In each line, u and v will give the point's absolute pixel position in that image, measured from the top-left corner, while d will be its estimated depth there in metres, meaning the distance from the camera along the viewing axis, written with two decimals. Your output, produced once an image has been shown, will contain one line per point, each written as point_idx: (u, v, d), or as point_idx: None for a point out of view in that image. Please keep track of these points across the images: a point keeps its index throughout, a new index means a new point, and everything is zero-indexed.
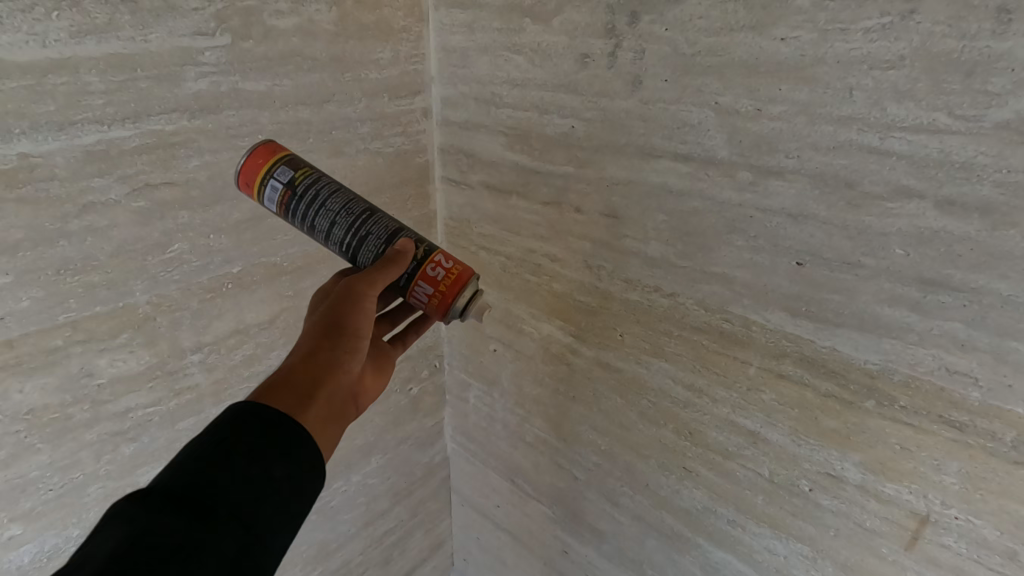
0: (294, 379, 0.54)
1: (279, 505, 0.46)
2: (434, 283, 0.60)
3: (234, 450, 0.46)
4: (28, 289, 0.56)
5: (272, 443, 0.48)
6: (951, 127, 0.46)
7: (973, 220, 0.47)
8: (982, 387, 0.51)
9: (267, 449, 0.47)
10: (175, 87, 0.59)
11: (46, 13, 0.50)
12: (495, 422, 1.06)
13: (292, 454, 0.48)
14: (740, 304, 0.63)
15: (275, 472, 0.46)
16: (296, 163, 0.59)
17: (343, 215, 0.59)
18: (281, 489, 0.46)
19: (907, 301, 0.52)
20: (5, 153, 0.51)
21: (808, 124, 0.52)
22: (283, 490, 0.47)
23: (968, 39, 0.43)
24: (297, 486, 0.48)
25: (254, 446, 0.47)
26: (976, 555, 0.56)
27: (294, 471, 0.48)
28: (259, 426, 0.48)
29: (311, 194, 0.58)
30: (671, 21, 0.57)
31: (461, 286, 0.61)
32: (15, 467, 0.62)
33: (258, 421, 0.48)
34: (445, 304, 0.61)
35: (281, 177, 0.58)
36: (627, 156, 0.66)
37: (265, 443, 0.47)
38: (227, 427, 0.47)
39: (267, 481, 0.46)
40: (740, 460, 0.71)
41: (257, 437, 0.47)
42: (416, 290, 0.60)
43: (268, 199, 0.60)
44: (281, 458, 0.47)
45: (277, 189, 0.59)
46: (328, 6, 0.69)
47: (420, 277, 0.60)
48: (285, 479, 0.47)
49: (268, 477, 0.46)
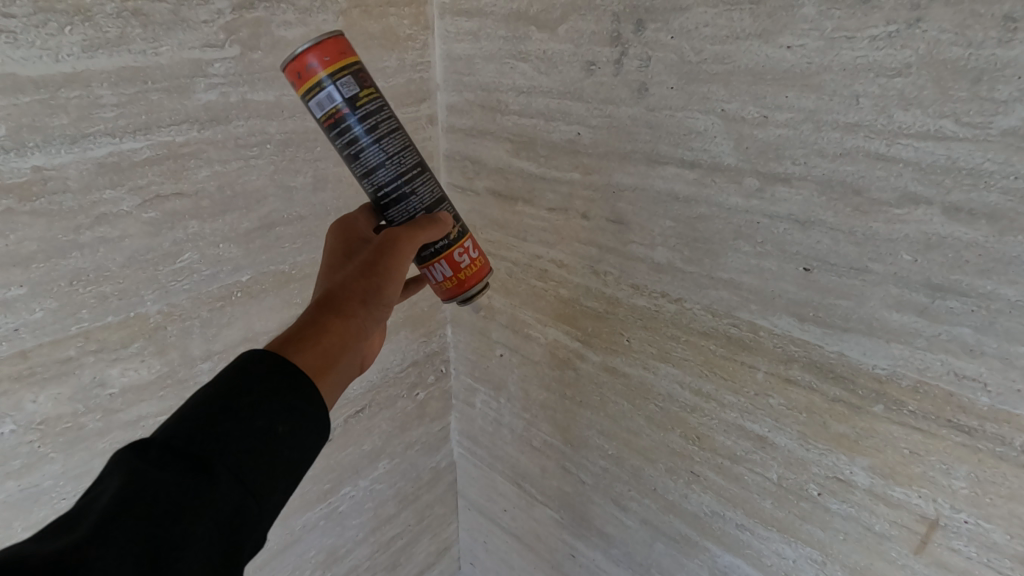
0: (326, 341, 0.50)
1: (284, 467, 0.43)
2: (455, 269, 0.63)
3: (233, 410, 0.42)
4: (41, 301, 0.57)
5: (279, 398, 0.44)
6: (958, 134, 0.46)
7: (980, 227, 0.47)
8: (991, 392, 0.51)
9: (273, 402, 0.44)
10: (185, 98, 0.60)
11: (60, 28, 0.51)
12: (501, 426, 1.06)
13: (298, 415, 0.45)
14: (747, 309, 0.63)
15: (278, 430, 0.43)
16: (363, 80, 0.54)
17: (394, 159, 0.57)
18: (285, 450, 0.43)
19: (914, 307, 0.52)
20: (19, 166, 0.52)
21: (814, 131, 0.52)
22: (289, 452, 0.43)
23: (974, 47, 0.44)
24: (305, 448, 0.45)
25: (258, 405, 0.43)
26: (986, 558, 0.57)
27: (298, 431, 0.44)
28: (264, 383, 0.44)
29: (370, 124, 0.54)
30: (677, 29, 0.58)
31: (478, 277, 0.65)
32: (28, 476, 0.63)
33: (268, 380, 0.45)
34: (456, 291, 0.64)
35: (343, 91, 0.52)
36: (633, 163, 0.66)
37: (273, 402, 0.44)
38: (230, 380, 0.44)
39: (271, 442, 0.42)
40: (748, 464, 0.71)
41: (262, 396, 0.44)
42: (443, 268, 0.62)
43: (321, 100, 0.52)
44: (287, 418, 0.44)
45: (335, 102, 0.52)
46: (335, 16, 0.70)
47: (443, 258, 0.62)
48: (290, 435, 0.44)
49: (270, 432, 0.43)
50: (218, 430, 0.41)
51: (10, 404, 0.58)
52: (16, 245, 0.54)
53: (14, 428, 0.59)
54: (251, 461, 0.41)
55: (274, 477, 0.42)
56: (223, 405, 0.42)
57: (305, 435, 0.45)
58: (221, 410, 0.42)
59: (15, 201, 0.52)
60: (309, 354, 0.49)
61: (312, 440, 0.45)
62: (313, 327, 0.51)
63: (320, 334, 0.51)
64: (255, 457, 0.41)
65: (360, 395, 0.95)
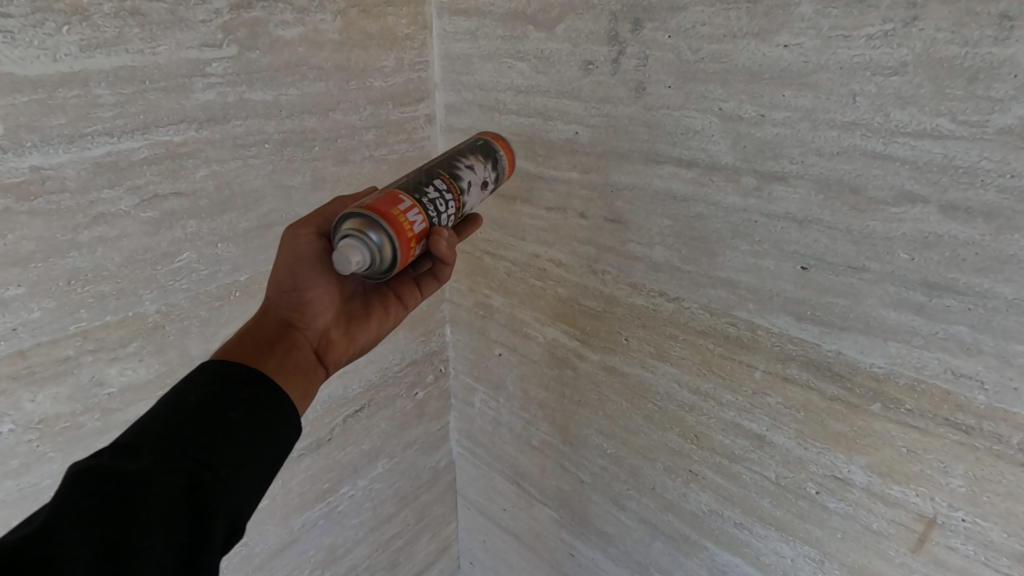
0: (246, 342, 0.54)
1: (246, 451, 0.45)
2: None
3: (184, 405, 0.44)
4: (39, 301, 0.57)
5: (227, 388, 0.47)
6: (954, 132, 0.46)
7: (977, 225, 0.47)
8: (987, 390, 0.51)
9: (223, 392, 0.46)
10: (183, 98, 0.60)
11: (57, 28, 0.51)
12: (500, 426, 1.06)
13: (250, 402, 0.47)
14: (745, 308, 0.63)
15: (234, 415, 0.45)
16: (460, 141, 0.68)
17: None
18: (243, 435, 0.45)
19: (911, 305, 0.52)
20: (17, 166, 0.52)
21: (811, 130, 0.52)
22: (248, 434, 0.45)
23: (970, 45, 0.44)
24: (265, 432, 0.47)
25: (208, 398, 0.45)
26: (983, 556, 0.57)
27: (252, 415, 0.46)
28: (211, 380, 0.47)
29: None
30: (673, 28, 0.58)
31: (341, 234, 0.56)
32: (27, 476, 0.63)
33: (213, 377, 0.47)
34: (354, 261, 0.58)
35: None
36: (631, 162, 0.66)
37: (222, 394, 0.46)
38: (179, 384, 0.46)
39: (227, 429, 0.44)
40: (746, 463, 0.71)
41: (209, 390, 0.46)
42: None
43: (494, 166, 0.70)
44: (238, 406, 0.46)
45: None
46: (333, 16, 0.70)
47: None
48: (247, 418, 0.46)
49: (226, 417, 0.45)
50: (173, 423, 0.43)
51: (8, 403, 0.58)
52: (15, 244, 0.54)
53: (12, 427, 0.59)
54: (207, 446, 0.43)
55: (235, 461, 0.44)
56: (174, 404, 0.44)
57: (262, 421, 0.47)
58: (175, 407, 0.44)
59: (13, 200, 0.52)
60: (230, 350, 0.52)
61: (273, 427, 0.47)
62: (239, 335, 0.55)
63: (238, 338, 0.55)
64: (212, 442, 0.43)
65: (359, 395, 0.95)
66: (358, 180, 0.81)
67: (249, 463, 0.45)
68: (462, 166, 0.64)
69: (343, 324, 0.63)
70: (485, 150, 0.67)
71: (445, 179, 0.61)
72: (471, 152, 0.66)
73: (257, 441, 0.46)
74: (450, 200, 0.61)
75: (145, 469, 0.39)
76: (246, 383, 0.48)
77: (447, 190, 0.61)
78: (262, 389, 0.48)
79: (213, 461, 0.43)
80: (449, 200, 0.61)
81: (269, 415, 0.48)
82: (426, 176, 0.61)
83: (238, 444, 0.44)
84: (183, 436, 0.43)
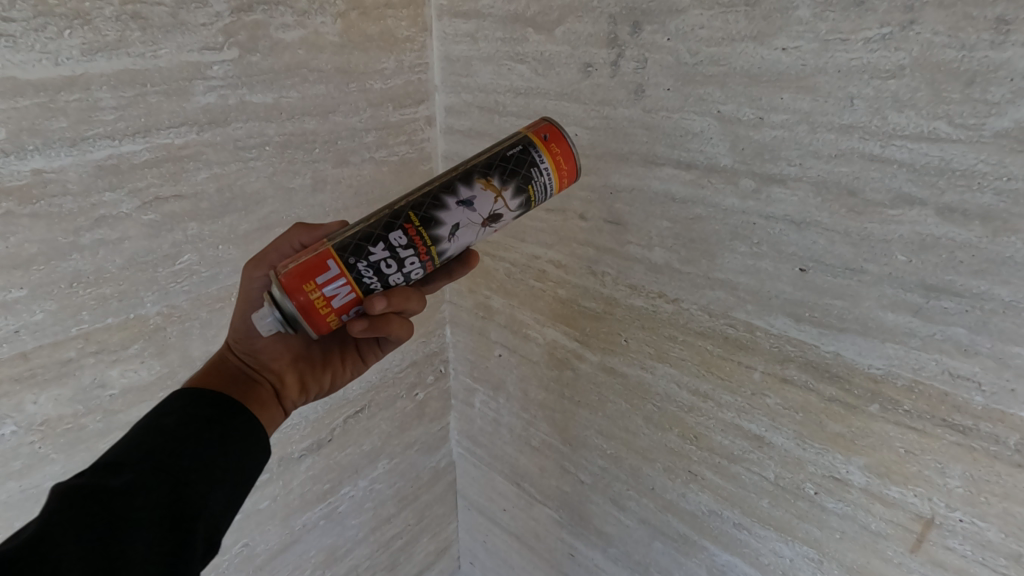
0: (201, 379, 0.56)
1: (221, 467, 0.47)
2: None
3: (160, 427, 0.47)
4: (41, 303, 0.57)
5: (198, 414, 0.50)
6: (951, 135, 0.46)
7: (974, 227, 0.47)
8: (985, 391, 0.51)
9: (194, 418, 0.49)
10: (184, 101, 0.60)
11: (59, 32, 0.51)
12: (500, 426, 1.06)
13: (221, 424, 0.50)
14: (744, 309, 0.63)
15: (208, 436, 0.48)
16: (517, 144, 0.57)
17: None
18: (218, 452, 0.48)
19: (909, 306, 0.52)
20: (19, 169, 0.52)
21: (809, 132, 0.53)
22: (222, 452, 0.48)
23: (967, 49, 0.44)
24: (238, 450, 0.49)
25: (182, 421, 0.48)
26: (981, 556, 0.57)
27: (224, 435, 0.49)
28: (184, 405, 0.50)
29: None
30: (672, 31, 0.58)
31: None
32: (29, 477, 0.63)
33: (186, 404, 0.50)
34: None
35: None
36: (630, 164, 0.67)
37: (195, 417, 0.49)
38: (154, 412, 0.49)
39: (203, 446, 0.47)
40: (745, 464, 0.72)
41: (184, 414, 0.49)
42: None
43: None
44: (211, 428, 0.49)
45: None
46: (333, 18, 0.70)
47: None
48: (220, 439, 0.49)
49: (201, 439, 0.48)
50: (151, 442, 0.46)
51: (11, 405, 0.59)
52: (17, 247, 0.54)
53: (15, 429, 0.60)
54: (185, 462, 0.46)
55: (211, 476, 0.47)
56: (150, 427, 0.47)
57: (235, 440, 0.50)
58: (152, 430, 0.47)
59: (15, 204, 0.53)
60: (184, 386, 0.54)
61: (245, 446, 0.50)
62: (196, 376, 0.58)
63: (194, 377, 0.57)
64: (189, 458, 0.46)
65: (359, 396, 0.95)
66: (358, 181, 0.81)
67: (224, 478, 0.47)
68: (450, 203, 0.53)
69: (300, 368, 0.63)
70: (515, 165, 0.54)
71: (410, 229, 0.53)
72: (482, 173, 0.54)
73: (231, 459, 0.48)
74: (408, 260, 0.53)
75: (131, 481, 0.42)
76: (217, 407, 0.51)
77: (408, 245, 0.53)
78: (232, 413, 0.51)
79: (190, 475, 0.45)
80: (409, 259, 0.53)
81: (240, 436, 0.51)
82: (387, 225, 0.53)
83: (214, 460, 0.47)
84: (162, 455, 0.45)
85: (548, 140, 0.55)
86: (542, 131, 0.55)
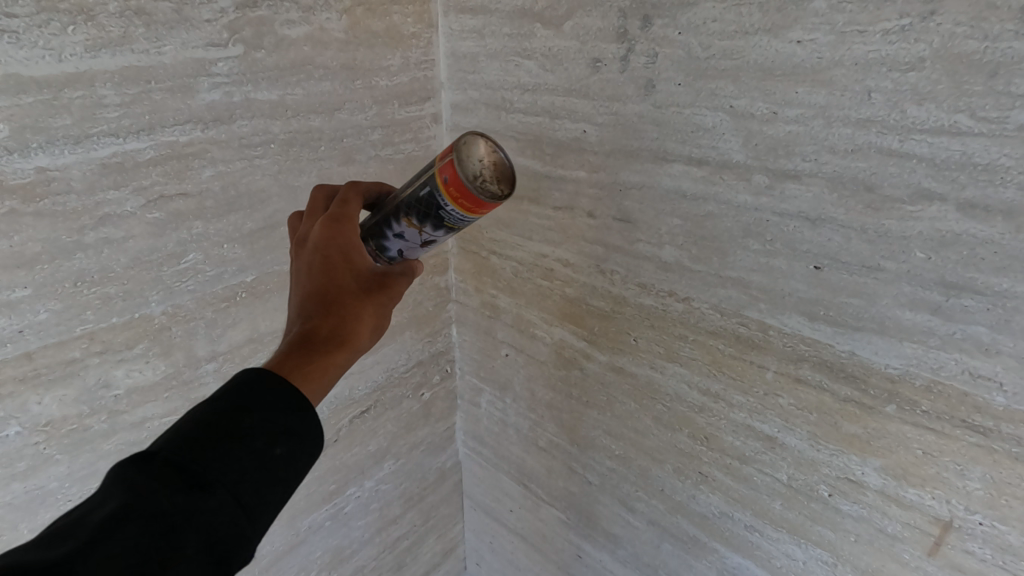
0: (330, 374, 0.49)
1: (279, 488, 0.43)
2: None
3: (231, 431, 0.41)
4: (45, 303, 0.56)
5: (274, 421, 0.43)
6: (973, 129, 0.45)
7: (996, 223, 0.46)
8: (1007, 392, 0.50)
9: (269, 425, 0.43)
10: (188, 98, 0.60)
11: (62, 27, 0.50)
12: (507, 427, 1.05)
13: (294, 440, 0.44)
14: (757, 308, 0.62)
15: (276, 452, 0.42)
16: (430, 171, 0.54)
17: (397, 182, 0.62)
18: (280, 472, 0.43)
19: (927, 305, 0.51)
20: (23, 167, 0.51)
21: (825, 127, 0.51)
22: (285, 470, 0.43)
23: (991, 39, 0.43)
24: (297, 469, 0.44)
25: (258, 428, 0.42)
26: (1000, 560, 0.56)
27: (292, 454, 0.43)
28: (260, 408, 0.43)
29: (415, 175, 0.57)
30: (684, 24, 0.57)
31: None
32: (34, 478, 0.63)
33: (263, 403, 0.43)
34: None
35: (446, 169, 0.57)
36: (640, 160, 0.66)
37: (270, 420, 0.43)
38: (226, 400, 0.42)
39: (268, 467, 0.42)
40: (758, 465, 0.70)
41: (259, 414, 0.43)
42: None
43: None
44: (286, 441, 0.43)
45: None
46: (339, 15, 0.69)
47: None
48: (285, 458, 0.43)
49: (267, 454, 0.42)
50: (217, 448, 0.40)
51: (15, 405, 0.58)
52: (20, 246, 0.53)
53: (19, 430, 0.59)
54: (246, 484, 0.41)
55: (267, 497, 0.42)
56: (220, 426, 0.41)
57: (299, 458, 0.44)
58: (211, 428, 0.41)
59: (18, 202, 0.52)
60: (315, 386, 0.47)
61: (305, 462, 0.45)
62: (326, 364, 0.49)
63: (328, 367, 0.49)
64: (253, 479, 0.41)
65: (365, 396, 0.95)
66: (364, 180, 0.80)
67: (277, 499, 0.43)
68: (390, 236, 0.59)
69: None
70: (427, 202, 0.55)
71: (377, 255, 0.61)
72: (405, 212, 0.56)
73: (285, 479, 0.43)
74: None
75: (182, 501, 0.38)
76: (302, 419, 0.44)
77: None
78: (306, 423, 0.45)
79: (248, 496, 0.40)
80: None
81: (303, 451, 0.44)
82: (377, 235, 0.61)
83: (274, 480, 0.42)
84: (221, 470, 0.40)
85: (448, 182, 0.52)
86: (447, 170, 0.52)
